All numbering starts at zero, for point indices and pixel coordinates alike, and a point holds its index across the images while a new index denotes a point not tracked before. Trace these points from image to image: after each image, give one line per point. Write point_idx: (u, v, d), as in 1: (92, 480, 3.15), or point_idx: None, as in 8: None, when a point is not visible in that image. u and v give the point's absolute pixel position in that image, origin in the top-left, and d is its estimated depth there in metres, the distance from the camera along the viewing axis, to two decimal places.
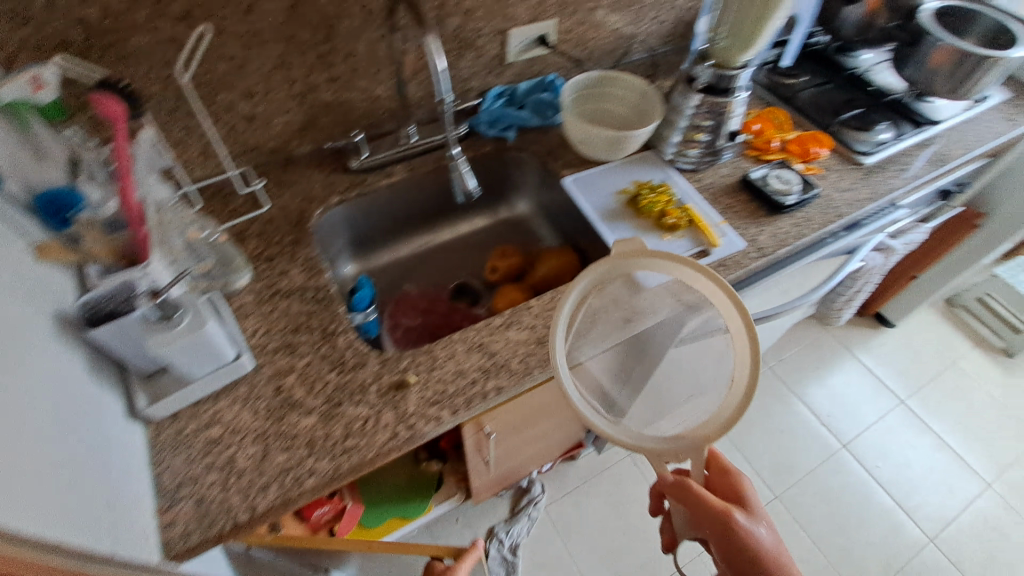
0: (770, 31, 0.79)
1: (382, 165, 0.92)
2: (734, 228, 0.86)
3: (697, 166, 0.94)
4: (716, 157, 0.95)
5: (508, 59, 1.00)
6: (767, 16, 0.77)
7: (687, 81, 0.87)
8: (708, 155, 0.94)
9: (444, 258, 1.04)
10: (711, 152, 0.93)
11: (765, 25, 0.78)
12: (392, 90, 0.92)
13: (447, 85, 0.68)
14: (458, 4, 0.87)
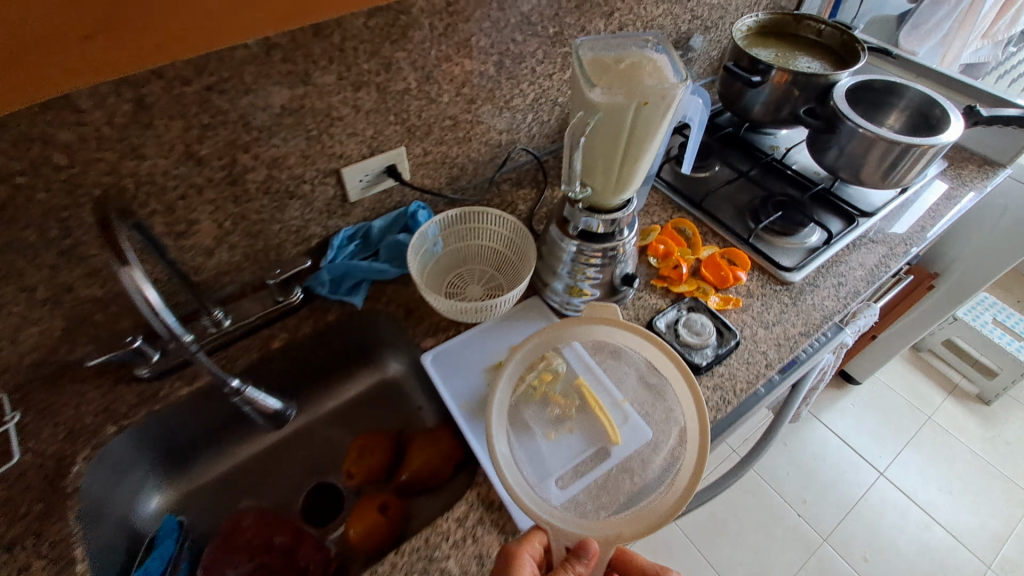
0: (643, 171, 0.62)
1: (186, 364, 0.70)
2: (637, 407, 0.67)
3: None
4: (616, 299, 0.77)
5: (351, 198, 0.81)
6: (637, 161, 0.59)
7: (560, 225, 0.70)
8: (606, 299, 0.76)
9: (304, 451, 0.79)
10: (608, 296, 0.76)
11: (637, 168, 0.61)
12: (191, 265, 0.71)
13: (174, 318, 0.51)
14: (256, 157, 0.67)
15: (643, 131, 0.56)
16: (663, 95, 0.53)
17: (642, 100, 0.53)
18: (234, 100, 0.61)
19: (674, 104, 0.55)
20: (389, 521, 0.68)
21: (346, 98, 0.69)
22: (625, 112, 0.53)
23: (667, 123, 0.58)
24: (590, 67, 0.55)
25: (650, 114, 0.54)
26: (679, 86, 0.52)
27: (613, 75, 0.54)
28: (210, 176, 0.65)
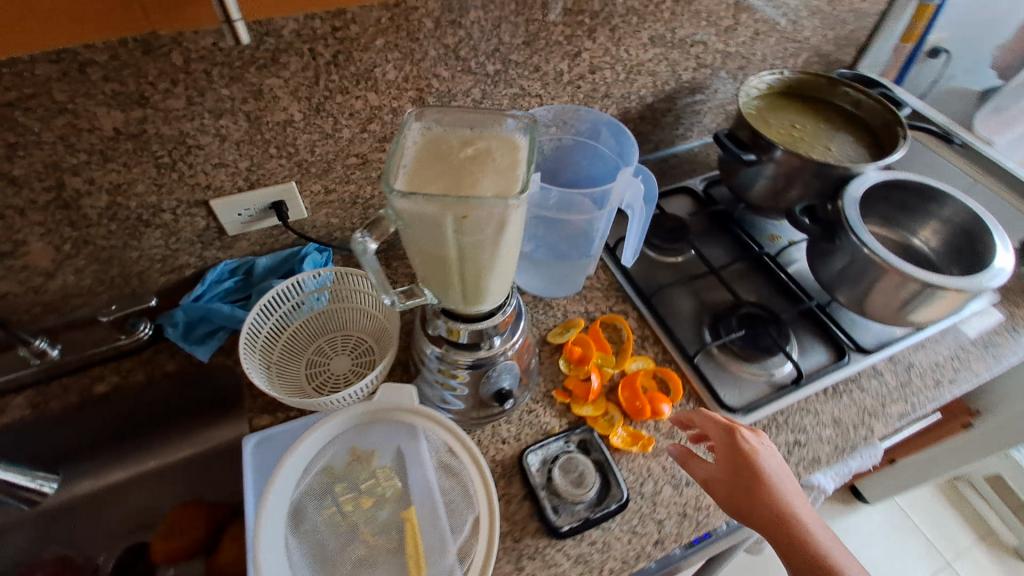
0: (500, 279, 0.52)
1: (1, 393, 0.64)
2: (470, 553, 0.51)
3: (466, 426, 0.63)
4: (497, 416, 0.63)
5: (229, 232, 0.71)
6: (482, 270, 0.49)
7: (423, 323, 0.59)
8: (483, 414, 0.63)
9: (139, 499, 0.73)
10: (485, 411, 0.62)
11: (484, 278, 0.50)
12: (27, 285, 0.64)
13: None
14: (90, 181, 0.58)
15: (473, 242, 0.46)
16: (484, 211, 0.42)
17: (457, 214, 0.43)
18: (43, 120, 0.52)
19: (509, 217, 0.44)
20: None
21: (204, 126, 0.59)
22: (438, 223, 0.44)
23: (515, 232, 0.47)
24: (413, 160, 0.46)
25: (475, 227, 0.44)
26: (501, 203, 0.42)
27: (435, 174, 0.45)
28: (31, 198, 0.57)
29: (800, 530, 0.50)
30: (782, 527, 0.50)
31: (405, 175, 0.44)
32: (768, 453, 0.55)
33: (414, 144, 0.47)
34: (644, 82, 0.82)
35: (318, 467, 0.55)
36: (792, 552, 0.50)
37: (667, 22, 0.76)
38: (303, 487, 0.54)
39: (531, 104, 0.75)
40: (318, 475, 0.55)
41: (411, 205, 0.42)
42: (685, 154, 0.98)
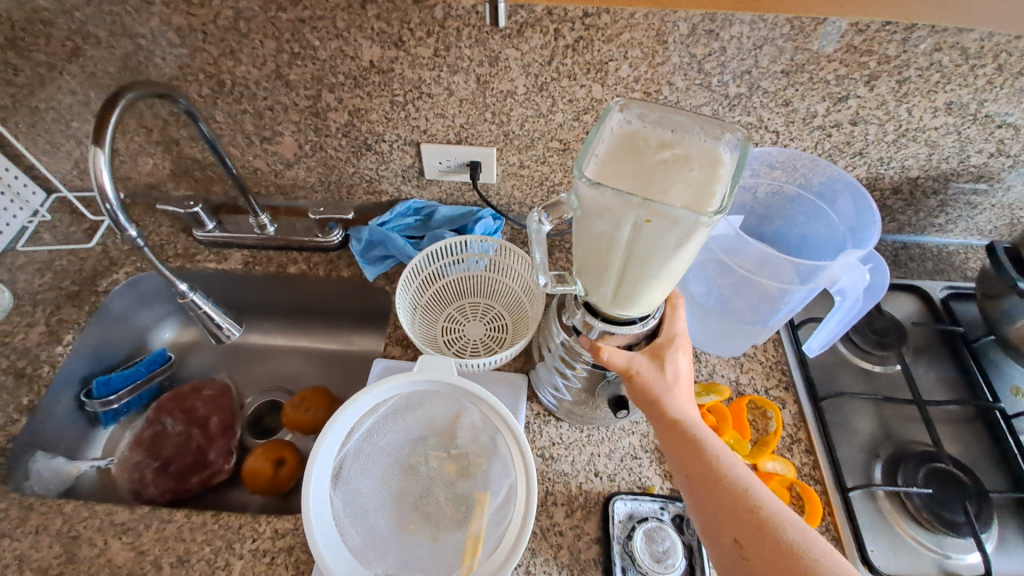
0: (657, 291, 0.48)
1: (227, 245, 0.79)
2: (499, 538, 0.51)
3: (563, 416, 0.63)
4: (596, 421, 0.62)
5: (428, 175, 0.77)
6: (642, 278, 0.46)
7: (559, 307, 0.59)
8: (584, 413, 0.61)
9: (285, 367, 0.86)
10: (587, 412, 0.61)
11: (642, 286, 0.47)
12: (272, 167, 0.78)
13: (110, 180, 0.52)
14: (339, 100, 0.67)
15: (647, 248, 0.43)
16: (670, 219, 0.39)
17: (642, 215, 0.40)
18: (323, 39, 0.61)
19: (695, 233, 0.41)
20: (274, 479, 0.70)
21: (439, 78, 0.63)
22: (617, 219, 0.41)
23: (694, 247, 0.43)
24: (608, 148, 0.44)
25: (654, 234, 0.41)
26: (692, 217, 0.38)
27: (627, 168, 0.42)
28: (295, 100, 0.68)
29: (710, 450, 0.48)
30: (684, 437, 0.49)
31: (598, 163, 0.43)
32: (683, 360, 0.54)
33: (611, 135, 0.45)
34: (916, 151, 0.67)
35: (360, 434, 0.56)
36: (695, 469, 0.48)
37: (976, 90, 0.60)
38: (346, 451, 0.56)
39: (762, 139, 0.66)
40: (361, 439, 0.56)
41: (596, 194, 0.40)
42: (934, 249, 0.79)
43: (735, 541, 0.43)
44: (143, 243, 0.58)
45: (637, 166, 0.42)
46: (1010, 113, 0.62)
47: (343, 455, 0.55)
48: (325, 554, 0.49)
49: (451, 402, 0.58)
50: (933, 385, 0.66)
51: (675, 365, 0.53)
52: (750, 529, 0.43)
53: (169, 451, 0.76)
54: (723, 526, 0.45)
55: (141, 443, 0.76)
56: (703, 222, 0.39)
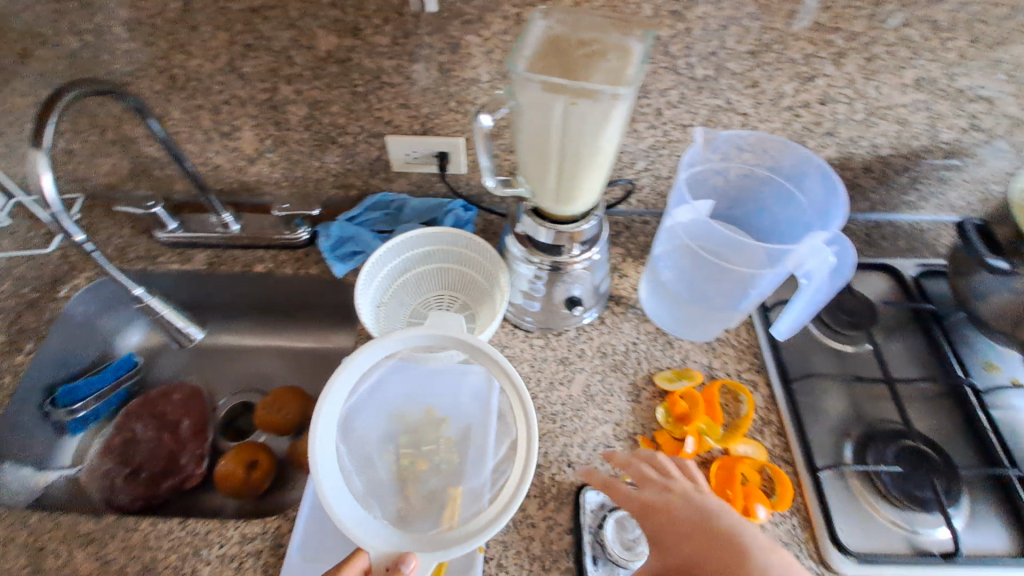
0: (595, 180, 0.50)
1: (191, 245, 0.77)
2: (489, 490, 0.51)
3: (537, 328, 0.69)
4: (562, 326, 0.68)
5: (394, 167, 0.75)
6: (577, 168, 0.48)
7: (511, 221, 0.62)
8: (552, 322, 0.68)
9: (257, 367, 0.84)
10: (554, 319, 0.67)
11: (580, 176, 0.49)
12: (234, 163, 0.75)
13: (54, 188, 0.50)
14: (298, 92, 0.65)
15: (578, 134, 0.44)
16: (593, 98, 0.41)
17: (568, 98, 0.41)
18: (276, 29, 0.59)
19: (617, 110, 0.42)
20: (247, 482, 0.70)
21: (400, 67, 0.62)
22: (546, 107, 0.43)
23: (620, 129, 0.45)
24: (536, 43, 0.44)
25: (582, 118, 0.43)
26: (610, 92, 0.40)
27: (554, 61, 0.43)
28: (252, 94, 0.66)
29: None
30: None
31: (527, 57, 0.44)
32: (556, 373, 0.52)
33: (537, 36, 0.45)
34: (886, 129, 0.66)
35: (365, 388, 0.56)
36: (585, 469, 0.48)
37: (946, 65, 0.59)
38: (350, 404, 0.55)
39: (731, 122, 0.66)
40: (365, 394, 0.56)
41: (525, 85, 0.42)
42: (907, 227, 0.79)
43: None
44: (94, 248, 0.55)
45: (563, 57, 0.43)
46: (982, 87, 0.61)
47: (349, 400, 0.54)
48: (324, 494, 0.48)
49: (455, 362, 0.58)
50: (904, 363, 0.66)
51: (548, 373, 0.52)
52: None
53: (141, 457, 0.75)
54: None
55: (112, 450, 0.75)
56: (622, 97, 0.41)
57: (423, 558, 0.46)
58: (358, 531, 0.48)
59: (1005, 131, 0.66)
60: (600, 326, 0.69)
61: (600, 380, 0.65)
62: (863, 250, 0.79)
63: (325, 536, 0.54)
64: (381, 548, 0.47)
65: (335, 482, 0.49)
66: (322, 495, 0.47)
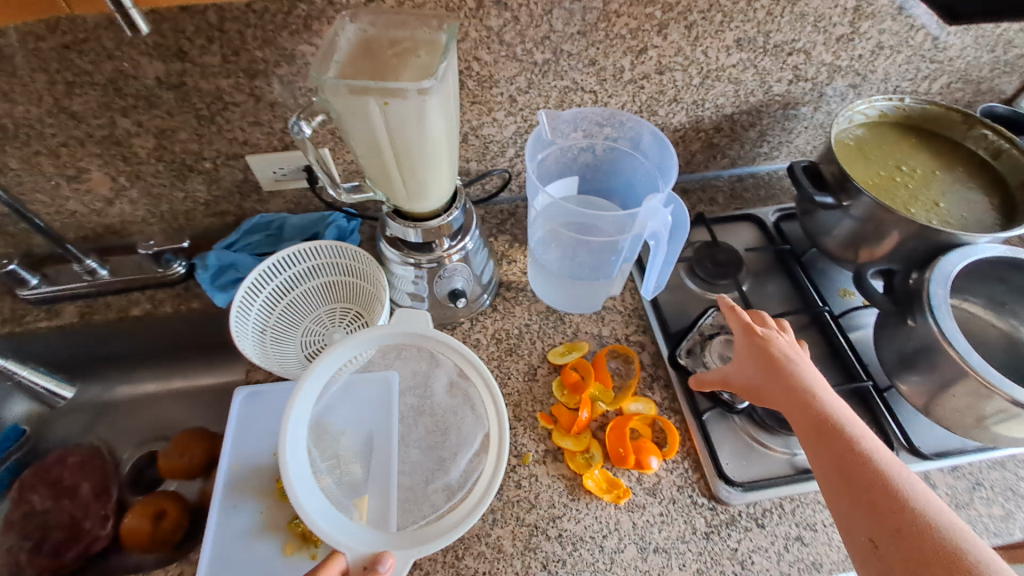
0: (439, 175, 0.52)
1: (57, 298, 0.73)
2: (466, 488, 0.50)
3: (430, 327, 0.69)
4: (452, 321, 0.69)
5: (264, 187, 0.73)
6: (415, 165, 0.49)
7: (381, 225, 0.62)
8: (443, 318, 0.68)
9: (157, 413, 0.80)
10: (444, 315, 0.68)
11: (421, 172, 0.50)
12: (91, 207, 0.71)
13: None
14: (139, 124, 0.63)
15: (403, 132, 0.46)
16: (401, 96, 0.42)
17: (378, 99, 0.42)
18: (96, 62, 0.56)
19: (430, 103, 0.43)
20: (154, 534, 0.67)
21: (241, 85, 0.60)
22: (363, 110, 0.43)
23: (443, 121, 0.46)
24: (348, 50, 0.45)
25: (399, 116, 0.44)
26: (414, 88, 0.41)
27: (365, 64, 0.44)
28: (89, 131, 0.62)
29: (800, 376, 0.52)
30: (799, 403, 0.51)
31: (337, 64, 0.44)
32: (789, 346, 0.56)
33: (348, 44, 0.46)
34: (723, 90, 0.71)
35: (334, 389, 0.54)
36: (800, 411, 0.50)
37: (758, 24, 0.64)
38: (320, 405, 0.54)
39: (582, 100, 0.68)
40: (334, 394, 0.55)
41: (336, 93, 0.42)
42: (766, 177, 0.86)
43: (880, 552, 0.41)
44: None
45: (373, 60, 0.44)
46: (794, 41, 0.67)
47: (316, 407, 0.53)
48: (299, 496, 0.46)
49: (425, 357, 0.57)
50: (773, 303, 0.72)
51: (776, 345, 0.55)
52: (912, 553, 0.40)
53: (41, 528, 0.70)
54: (864, 526, 0.43)
55: (11, 526, 0.70)
56: (429, 90, 0.42)
57: (402, 554, 0.45)
58: (331, 535, 0.46)
59: (826, 78, 0.73)
60: (493, 313, 0.71)
61: (496, 365, 0.66)
62: (728, 205, 0.82)
63: (236, 566, 0.53)
64: (357, 550, 0.46)
65: (308, 486, 0.48)
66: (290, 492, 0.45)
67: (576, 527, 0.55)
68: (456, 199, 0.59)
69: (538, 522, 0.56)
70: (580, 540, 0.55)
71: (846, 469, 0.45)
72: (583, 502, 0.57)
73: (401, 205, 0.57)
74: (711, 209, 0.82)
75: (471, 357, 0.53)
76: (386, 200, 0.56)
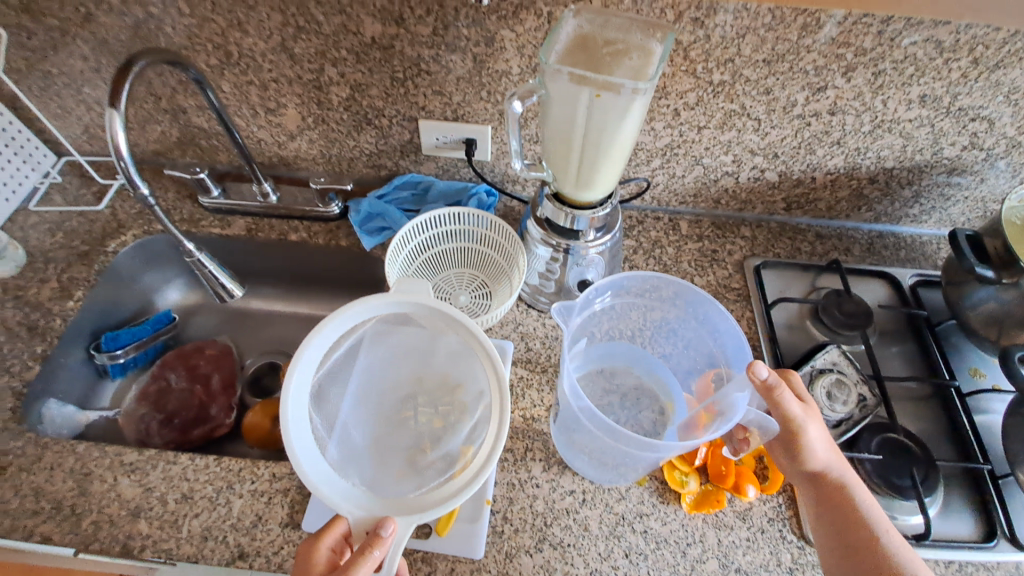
0: (611, 170, 0.55)
1: (230, 211, 0.83)
2: (469, 465, 0.50)
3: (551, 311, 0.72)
4: None
5: (424, 150, 0.80)
6: (596, 157, 0.53)
7: (533, 205, 0.66)
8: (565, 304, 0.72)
9: (282, 331, 0.89)
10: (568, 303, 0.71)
11: (599, 164, 0.54)
12: (275, 138, 0.81)
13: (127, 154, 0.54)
14: (341, 74, 0.70)
15: (599, 124, 0.49)
16: (615, 91, 0.45)
17: (593, 91, 0.46)
18: (327, 14, 0.63)
19: (636, 103, 0.47)
20: (273, 433, 0.75)
21: (438, 56, 0.66)
22: (574, 98, 0.48)
23: (637, 121, 0.50)
24: (567, 41, 0.50)
25: (604, 109, 0.48)
26: (631, 86, 0.44)
27: (582, 56, 0.48)
28: (299, 73, 0.71)
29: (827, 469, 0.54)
30: (828, 485, 0.54)
31: (558, 53, 0.49)
32: (817, 428, 0.54)
33: (566, 36, 0.50)
34: (890, 142, 0.70)
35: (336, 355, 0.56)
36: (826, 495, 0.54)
37: (949, 84, 0.63)
38: (322, 374, 0.55)
39: (744, 126, 0.70)
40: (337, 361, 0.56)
41: (554, 76, 0.47)
42: (908, 239, 0.83)
43: None
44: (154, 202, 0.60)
45: (590, 54, 0.48)
46: (981, 108, 0.65)
47: (319, 375, 0.55)
48: (302, 464, 0.49)
49: (432, 324, 0.56)
50: (896, 366, 0.70)
51: (805, 430, 0.53)
52: None
53: (173, 405, 0.80)
54: None
55: (147, 396, 0.80)
56: (641, 90, 0.46)
57: (404, 521, 0.47)
58: (335, 500, 0.48)
59: (1003, 151, 0.71)
60: None
61: None
62: (863, 258, 0.81)
63: None
64: (359, 515, 0.48)
65: (312, 455, 0.50)
66: (295, 464, 0.48)
67: (661, 528, 0.57)
68: (614, 194, 0.62)
69: (625, 513, 0.58)
70: (664, 541, 0.57)
71: (850, 540, 0.52)
72: (672, 508, 0.59)
73: (562, 190, 0.61)
74: (844, 259, 0.80)
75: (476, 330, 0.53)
76: (551, 183, 0.60)
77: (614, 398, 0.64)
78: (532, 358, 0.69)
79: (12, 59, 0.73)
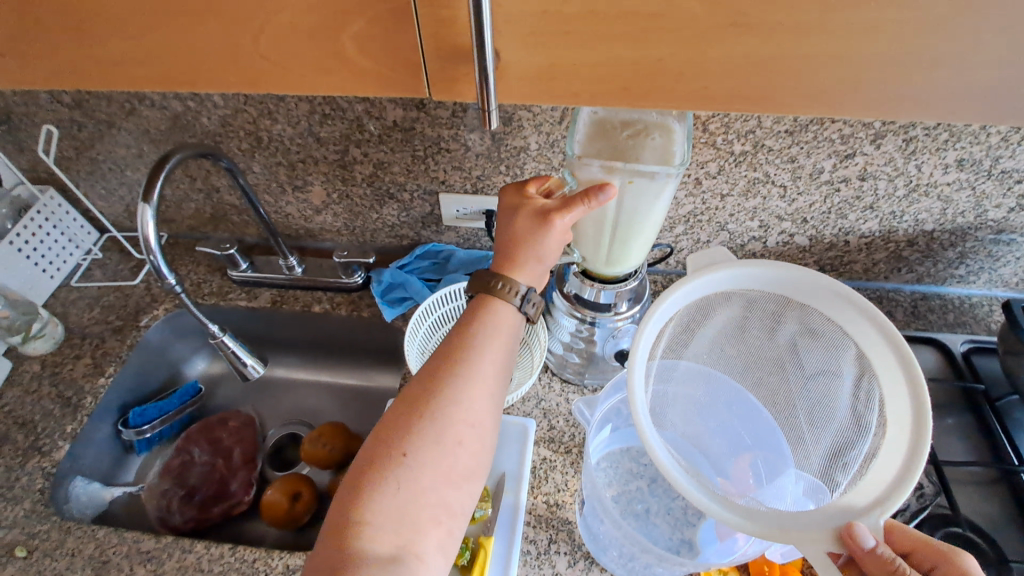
0: (642, 247, 0.55)
1: (257, 284, 0.84)
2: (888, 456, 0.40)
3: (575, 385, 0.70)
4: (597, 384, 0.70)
5: (444, 221, 0.80)
6: (629, 236, 0.52)
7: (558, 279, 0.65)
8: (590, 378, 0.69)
9: (304, 400, 0.89)
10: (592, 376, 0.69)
11: (630, 242, 0.54)
12: (302, 213, 0.83)
13: (158, 243, 0.56)
14: (365, 154, 0.72)
15: (630, 207, 0.49)
16: (648, 177, 0.46)
17: (625, 178, 0.47)
18: (352, 101, 0.66)
19: (668, 186, 0.47)
20: (290, 513, 0.72)
21: (458, 135, 0.68)
22: None
23: (668, 200, 0.50)
24: (587, 129, 0.49)
25: (636, 193, 0.48)
26: (666, 172, 0.45)
27: (604, 144, 0.48)
28: (325, 154, 0.73)
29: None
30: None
31: (580, 142, 0.49)
32: None
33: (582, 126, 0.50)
34: (929, 206, 0.67)
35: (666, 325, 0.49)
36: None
37: (988, 148, 0.60)
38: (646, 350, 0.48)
39: (769, 193, 0.68)
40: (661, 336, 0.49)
41: (584, 167, 0.47)
42: (956, 301, 0.78)
43: None
44: (180, 287, 0.62)
45: (613, 141, 0.48)
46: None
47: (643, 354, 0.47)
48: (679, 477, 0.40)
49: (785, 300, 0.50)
50: (955, 445, 0.64)
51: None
52: None
53: (194, 480, 0.80)
54: None
55: (170, 471, 0.80)
56: (674, 174, 0.46)
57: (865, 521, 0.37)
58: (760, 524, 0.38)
59: None
60: None
61: None
62: (907, 322, 0.76)
63: None
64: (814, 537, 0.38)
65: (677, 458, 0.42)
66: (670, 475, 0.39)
67: None
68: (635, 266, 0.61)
69: None
70: None
71: None
72: None
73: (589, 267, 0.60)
74: None
75: (850, 293, 0.45)
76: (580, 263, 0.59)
77: (643, 484, 0.60)
78: (555, 437, 0.66)
79: (63, 148, 0.78)
